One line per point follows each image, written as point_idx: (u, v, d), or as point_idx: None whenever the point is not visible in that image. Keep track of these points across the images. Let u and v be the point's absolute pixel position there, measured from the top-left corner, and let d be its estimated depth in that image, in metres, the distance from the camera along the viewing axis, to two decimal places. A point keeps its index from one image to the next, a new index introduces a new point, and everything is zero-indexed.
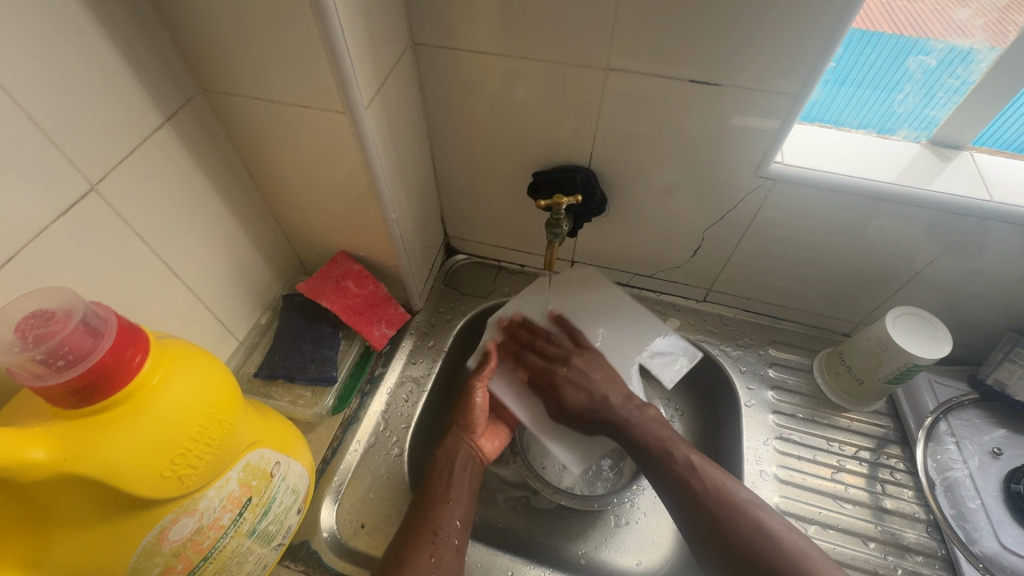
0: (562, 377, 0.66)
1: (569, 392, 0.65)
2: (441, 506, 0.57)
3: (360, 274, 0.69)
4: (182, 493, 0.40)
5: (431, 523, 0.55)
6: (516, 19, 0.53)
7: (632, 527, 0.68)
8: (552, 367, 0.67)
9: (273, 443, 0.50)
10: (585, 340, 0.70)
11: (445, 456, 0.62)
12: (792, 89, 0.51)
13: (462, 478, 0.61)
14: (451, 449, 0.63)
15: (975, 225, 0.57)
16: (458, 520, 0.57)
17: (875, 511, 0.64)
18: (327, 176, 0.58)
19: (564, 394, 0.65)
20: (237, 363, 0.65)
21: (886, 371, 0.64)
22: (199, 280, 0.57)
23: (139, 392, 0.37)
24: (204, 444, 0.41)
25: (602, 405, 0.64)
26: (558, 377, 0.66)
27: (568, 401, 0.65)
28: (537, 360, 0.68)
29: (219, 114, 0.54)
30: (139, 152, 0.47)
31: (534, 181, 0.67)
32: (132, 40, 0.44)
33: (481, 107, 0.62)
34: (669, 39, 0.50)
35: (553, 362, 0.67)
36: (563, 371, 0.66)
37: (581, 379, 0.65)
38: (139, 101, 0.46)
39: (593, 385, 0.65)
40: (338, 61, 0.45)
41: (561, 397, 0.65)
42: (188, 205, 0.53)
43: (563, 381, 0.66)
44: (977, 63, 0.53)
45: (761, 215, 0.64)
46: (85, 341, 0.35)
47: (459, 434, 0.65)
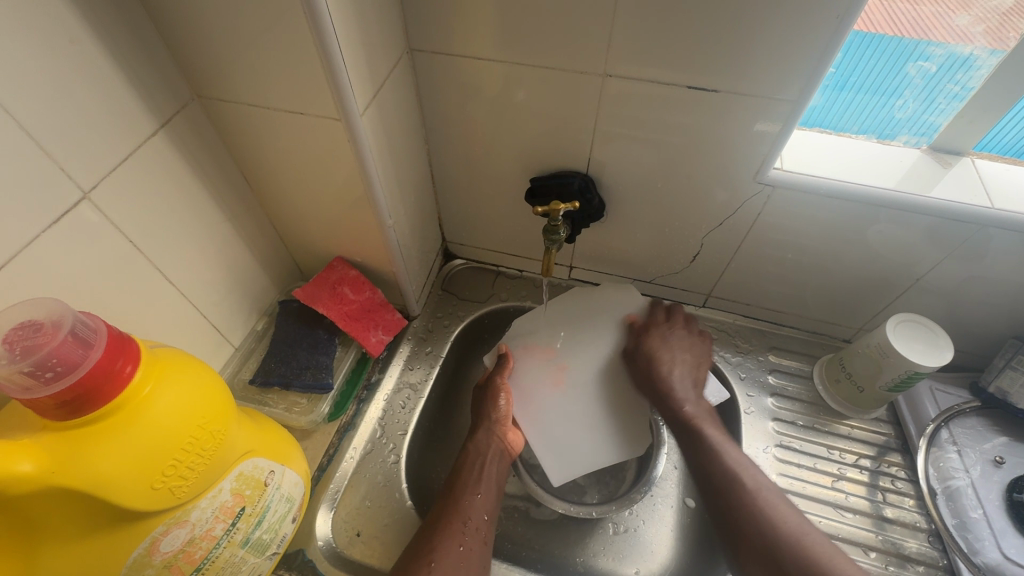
0: (659, 333, 0.67)
1: (653, 343, 0.66)
2: (472, 498, 0.57)
3: (356, 280, 0.68)
4: (173, 504, 0.40)
5: (461, 516, 0.55)
6: (512, 25, 0.52)
7: (630, 535, 0.68)
8: (659, 323, 0.68)
9: (267, 452, 0.49)
10: (700, 334, 0.69)
11: (476, 449, 0.62)
12: (791, 95, 0.51)
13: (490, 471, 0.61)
14: (482, 443, 0.63)
15: (976, 232, 0.56)
16: (486, 515, 0.57)
17: (875, 520, 0.64)
18: (323, 183, 0.58)
19: (641, 347, 0.66)
20: (233, 369, 0.65)
21: (887, 378, 0.63)
22: (194, 287, 0.57)
23: (130, 403, 0.36)
24: (196, 455, 0.40)
25: (665, 371, 0.64)
26: (655, 330, 0.67)
27: (647, 346, 0.66)
28: (659, 314, 0.69)
29: (214, 121, 0.54)
30: (133, 159, 0.47)
31: (532, 186, 0.67)
32: (126, 47, 0.44)
33: (477, 112, 0.62)
34: (668, 45, 0.50)
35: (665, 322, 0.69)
36: (664, 332, 0.67)
37: (671, 346, 0.66)
38: (132, 106, 0.46)
39: (677, 357, 0.65)
40: (333, 68, 0.45)
41: (643, 341, 0.67)
42: (184, 211, 0.53)
43: (658, 336, 0.67)
44: (978, 68, 0.52)
45: (761, 221, 0.64)
46: (74, 352, 0.34)
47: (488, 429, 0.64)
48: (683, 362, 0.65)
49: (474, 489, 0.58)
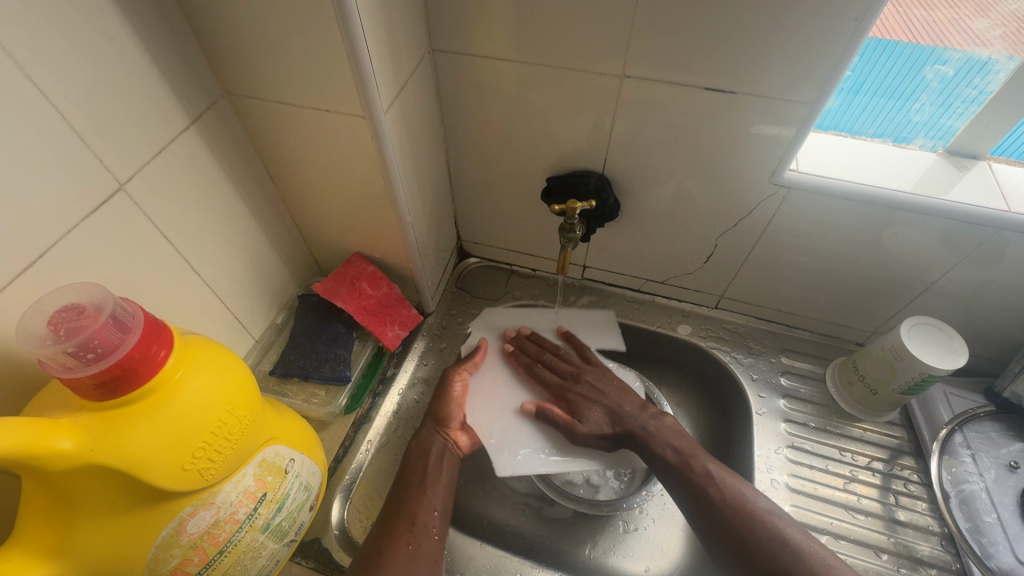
0: (573, 394, 0.67)
1: (589, 412, 0.66)
2: (421, 494, 0.58)
3: (374, 276, 0.70)
4: (201, 486, 0.41)
5: (407, 518, 0.55)
6: (532, 27, 0.54)
7: (640, 533, 0.68)
8: (566, 385, 0.68)
9: (289, 440, 0.51)
10: (593, 357, 0.72)
11: (419, 450, 0.62)
12: (808, 97, 0.52)
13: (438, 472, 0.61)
14: (426, 441, 0.63)
15: (992, 236, 0.56)
16: (437, 509, 0.57)
17: (888, 522, 0.64)
18: (344, 179, 0.59)
19: (583, 415, 0.66)
20: (254, 361, 0.67)
21: (901, 382, 0.63)
22: (218, 279, 0.58)
23: (163, 386, 0.38)
24: (224, 439, 0.41)
25: (621, 416, 0.65)
26: (571, 394, 0.67)
27: (589, 419, 0.65)
28: (550, 376, 0.69)
29: (241, 118, 0.55)
30: (166, 153, 0.48)
31: (548, 186, 0.68)
32: (162, 45, 0.46)
33: (497, 112, 0.63)
34: (687, 46, 0.51)
35: (564, 381, 0.69)
36: (577, 388, 0.68)
37: (596, 395, 0.67)
38: (166, 103, 0.47)
39: (611, 398, 0.67)
40: (360, 67, 0.46)
41: (577, 417, 0.66)
42: (211, 204, 0.55)
43: (575, 399, 0.67)
44: (996, 73, 0.52)
45: (775, 223, 0.64)
46: (114, 335, 0.36)
47: (433, 427, 0.64)
48: (621, 396, 0.67)
49: (422, 485, 0.59)
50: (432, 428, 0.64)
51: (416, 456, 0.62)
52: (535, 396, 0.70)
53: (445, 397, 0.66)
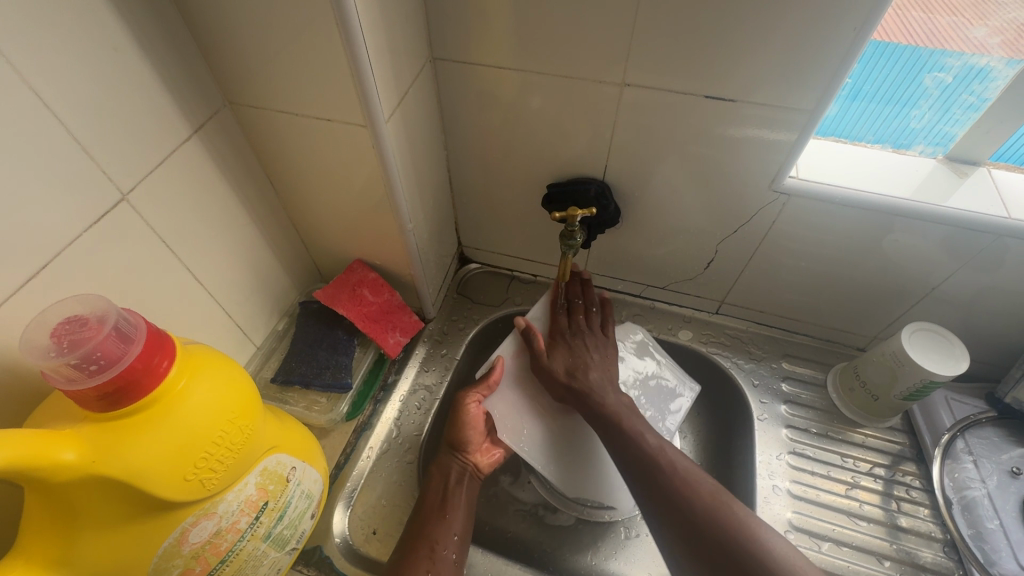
0: (565, 341, 0.66)
1: (553, 356, 0.65)
2: (443, 516, 0.59)
3: (375, 283, 0.70)
4: (203, 496, 0.41)
5: (429, 543, 0.56)
6: (533, 35, 0.54)
7: (642, 540, 0.68)
8: (564, 331, 0.67)
9: (290, 449, 0.51)
10: (611, 333, 0.69)
11: (439, 476, 0.63)
12: (807, 104, 0.52)
13: (456, 495, 0.62)
14: (445, 465, 0.64)
15: (992, 242, 0.56)
16: (456, 534, 0.58)
17: (890, 529, 0.64)
18: (345, 187, 0.59)
19: (549, 360, 0.64)
20: (254, 368, 0.66)
21: (903, 387, 0.63)
22: (219, 286, 0.58)
23: (165, 396, 0.38)
24: (226, 448, 0.42)
25: (582, 375, 0.62)
26: (564, 339, 0.66)
27: (553, 358, 0.64)
28: (561, 321, 0.68)
29: (243, 126, 0.56)
30: (168, 162, 0.48)
31: (548, 193, 0.68)
32: (163, 54, 0.46)
33: (497, 119, 0.63)
34: (688, 54, 0.51)
35: (568, 329, 0.67)
36: (569, 340, 0.66)
37: (580, 350, 0.65)
38: (169, 113, 0.47)
39: (590, 360, 0.64)
40: (361, 76, 0.47)
41: (548, 352, 0.65)
42: (212, 212, 0.55)
43: (564, 345, 0.66)
44: (995, 80, 0.53)
45: (775, 229, 0.64)
46: (116, 347, 0.36)
47: (450, 452, 0.65)
48: (598, 362, 0.64)
49: (441, 506, 0.60)
50: (450, 453, 0.65)
51: (436, 481, 0.62)
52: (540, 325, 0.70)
53: (459, 422, 0.65)
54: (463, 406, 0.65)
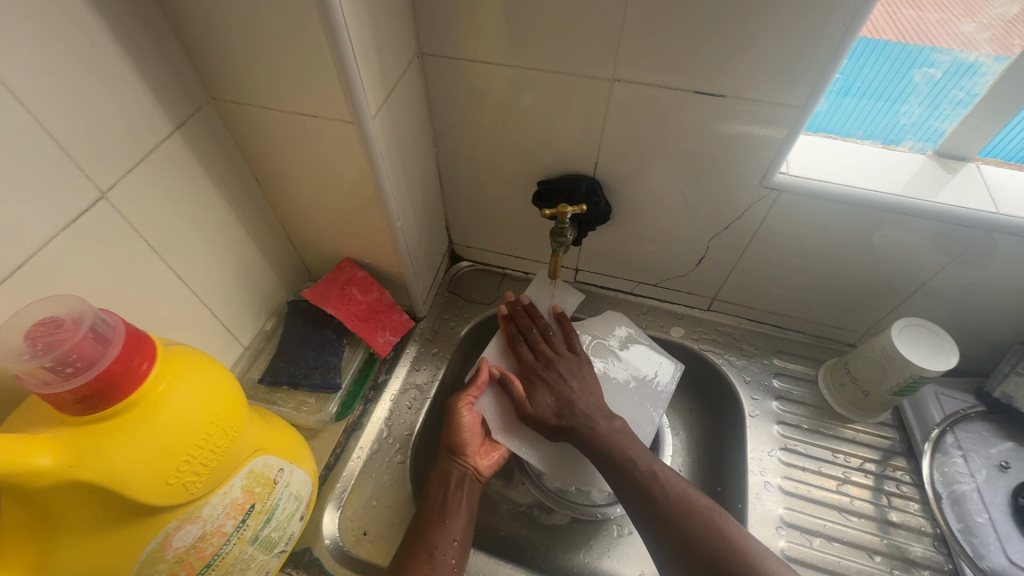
0: (540, 377, 0.65)
1: (539, 396, 0.64)
2: (440, 525, 0.58)
3: (365, 281, 0.69)
4: (186, 500, 0.40)
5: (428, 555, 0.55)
6: (522, 29, 0.53)
7: (635, 537, 0.67)
8: (535, 367, 0.66)
9: (277, 450, 0.50)
10: (578, 347, 0.68)
11: (438, 482, 0.62)
12: (797, 100, 0.52)
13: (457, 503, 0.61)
14: (445, 469, 0.63)
15: (981, 237, 0.56)
16: (456, 538, 0.57)
17: (880, 524, 0.64)
18: (333, 185, 0.59)
19: (536, 404, 0.63)
20: (242, 369, 0.65)
21: (893, 383, 0.64)
22: (205, 286, 0.57)
23: (145, 399, 0.37)
24: (209, 451, 0.41)
25: (569, 412, 0.62)
26: (537, 376, 0.65)
27: (538, 403, 0.63)
28: (527, 354, 0.67)
29: (227, 123, 0.55)
30: (149, 160, 0.47)
31: (539, 190, 0.68)
32: (142, 49, 0.45)
33: (487, 116, 0.63)
34: (679, 48, 0.51)
35: (536, 362, 0.66)
36: (544, 374, 0.65)
37: (557, 384, 0.64)
38: (149, 109, 0.46)
39: (568, 391, 0.63)
40: (346, 72, 0.46)
41: (530, 398, 0.64)
42: (196, 211, 0.54)
43: (540, 381, 0.65)
44: (983, 75, 0.53)
45: (766, 225, 0.64)
46: (93, 348, 0.35)
47: (450, 456, 0.64)
48: (574, 389, 0.63)
49: (441, 514, 0.59)
50: (449, 458, 0.64)
51: (435, 488, 0.62)
52: (507, 364, 0.69)
53: (456, 427, 0.64)
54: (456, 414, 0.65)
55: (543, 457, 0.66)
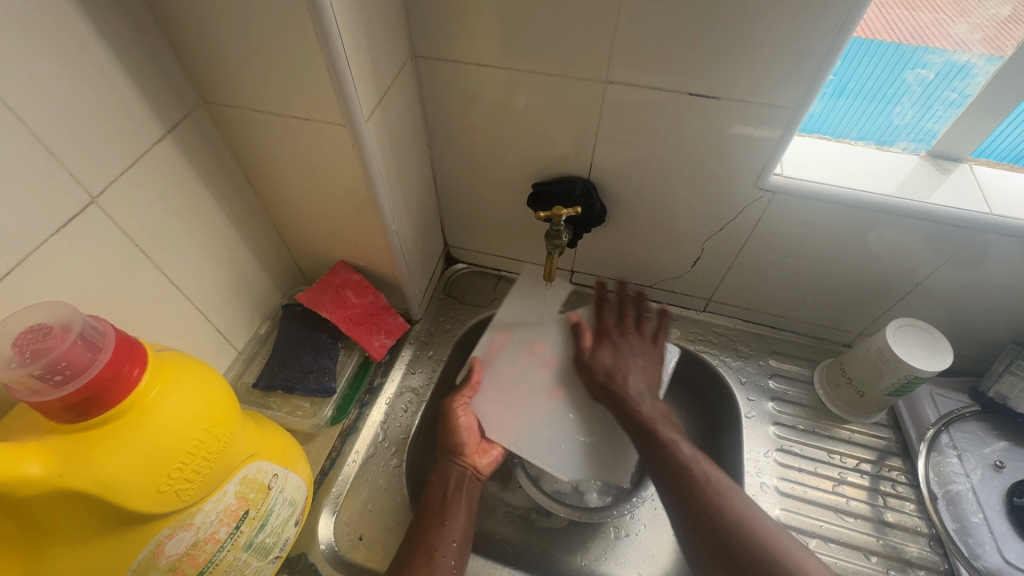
0: (611, 340, 0.68)
1: (603, 351, 0.67)
2: (439, 526, 0.58)
3: (360, 284, 0.69)
4: (178, 507, 0.40)
5: (427, 557, 0.55)
6: (515, 32, 0.53)
7: (631, 539, 0.68)
8: (610, 330, 0.69)
9: (271, 455, 0.50)
10: (662, 340, 0.69)
11: (438, 483, 0.62)
12: (791, 102, 0.52)
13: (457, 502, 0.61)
14: (444, 470, 0.63)
15: (975, 237, 0.57)
16: (456, 539, 0.58)
17: (876, 524, 0.64)
18: (326, 188, 0.58)
19: (597, 356, 0.67)
20: (235, 374, 0.65)
21: (887, 383, 0.64)
22: (197, 290, 0.57)
23: (136, 406, 0.37)
24: (202, 458, 0.40)
25: (620, 380, 0.64)
26: (609, 339, 0.68)
27: (597, 356, 0.67)
28: (608, 319, 0.69)
29: (219, 126, 0.54)
30: (140, 164, 0.47)
31: (534, 192, 0.67)
32: (132, 52, 0.44)
33: (481, 118, 0.63)
34: (672, 50, 0.50)
35: (613, 328, 0.69)
36: (615, 339, 0.68)
37: (624, 352, 0.66)
38: (140, 113, 0.46)
39: (631, 364, 0.66)
40: (338, 74, 0.45)
41: (594, 352, 0.67)
42: (188, 214, 0.53)
43: (609, 344, 0.68)
44: (975, 76, 0.53)
45: (761, 226, 0.64)
46: (83, 355, 0.35)
47: (448, 456, 0.64)
48: (632, 365, 0.66)
49: (440, 515, 0.59)
50: (449, 458, 0.64)
51: (435, 488, 0.62)
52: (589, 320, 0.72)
53: (452, 427, 0.65)
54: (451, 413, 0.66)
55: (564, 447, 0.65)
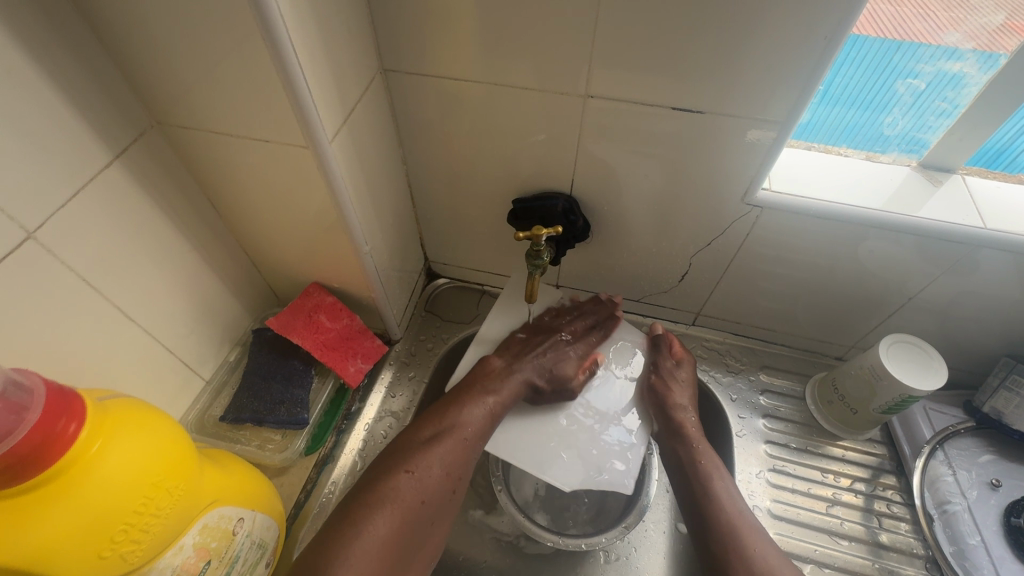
0: (686, 372, 0.68)
1: (683, 372, 0.68)
2: (477, 412, 0.61)
3: (334, 307, 0.66)
4: (127, 569, 0.37)
5: (470, 448, 0.59)
6: (488, 44, 0.50)
7: (622, 563, 0.66)
8: (682, 361, 0.68)
9: (235, 498, 0.46)
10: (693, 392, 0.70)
11: (509, 389, 0.64)
12: (778, 116, 0.49)
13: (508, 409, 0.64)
14: (518, 367, 0.65)
15: (969, 251, 0.55)
16: (483, 424, 0.61)
17: (872, 547, 0.62)
18: (294, 210, 0.55)
19: (675, 370, 0.67)
20: (203, 405, 0.62)
21: (881, 401, 0.62)
22: (158, 321, 0.54)
23: (73, 468, 0.34)
24: (151, 515, 0.38)
25: (683, 417, 0.64)
26: (683, 373, 0.67)
27: (672, 380, 0.66)
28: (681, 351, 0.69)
29: (175, 148, 0.51)
30: (85, 194, 0.44)
31: (514, 209, 0.65)
32: (73, 74, 0.41)
33: (456, 133, 0.60)
34: (654, 64, 0.48)
35: (687, 361, 0.69)
36: (685, 374, 0.68)
37: (684, 388, 0.66)
38: (83, 138, 0.43)
39: (688, 400, 0.66)
40: (297, 94, 0.43)
41: (673, 373, 0.67)
42: (144, 243, 0.50)
43: (684, 375, 0.67)
44: (968, 86, 0.51)
45: (750, 240, 0.62)
46: (5, 419, 0.31)
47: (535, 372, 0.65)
48: (690, 397, 0.66)
49: (481, 402, 0.62)
50: (527, 378, 0.65)
51: (509, 388, 0.64)
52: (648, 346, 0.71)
53: (556, 365, 0.66)
54: (569, 363, 0.67)
55: (582, 461, 0.63)
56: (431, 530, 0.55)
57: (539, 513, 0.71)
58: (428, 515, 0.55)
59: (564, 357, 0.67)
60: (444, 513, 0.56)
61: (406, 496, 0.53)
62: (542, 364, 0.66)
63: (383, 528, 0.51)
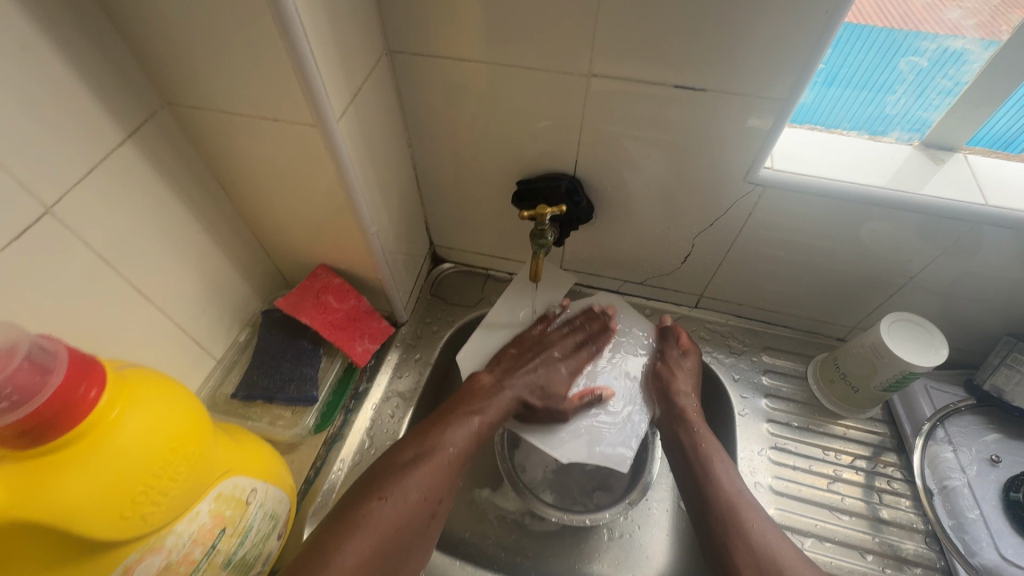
0: (690, 361, 0.69)
1: (689, 361, 0.69)
2: (456, 435, 0.60)
3: (341, 288, 0.67)
4: (146, 531, 0.38)
5: (453, 470, 0.58)
6: (493, 24, 0.51)
7: (625, 540, 0.67)
8: (688, 351, 0.70)
9: (249, 470, 0.48)
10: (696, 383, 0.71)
11: (497, 404, 0.64)
12: (780, 93, 0.50)
13: (495, 427, 0.64)
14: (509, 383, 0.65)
15: (970, 229, 0.55)
16: (463, 447, 0.60)
17: (872, 522, 0.63)
18: (302, 191, 0.56)
19: (680, 358, 0.69)
20: (214, 384, 0.63)
21: (882, 379, 0.62)
22: (170, 299, 0.55)
23: (96, 429, 0.35)
24: (169, 479, 0.39)
25: (685, 400, 0.65)
26: (688, 363, 0.69)
27: (676, 368, 0.68)
28: (686, 343, 0.70)
29: (185, 129, 0.52)
30: (99, 172, 0.45)
31: (519, 190, 0.66)
32: (86, 53, 0.42)
33: (461, 114, 0.61)
34: (657, 41, 0.48)
35: (691, 352, 0.70)
36: (690, 364, 0.69)
37: (688, 376, 0.68)
38: (96, 117, 0.44)
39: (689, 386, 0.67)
40: (305, 72, 0.43)
41: (676, 362, 0.68)
42: (156, 222, 0.52)
43: (688, 364, 0.69)
44: (970, 63, 0.51)
45: (752, 220, 0.63)
46: (32, 379, 0.33)
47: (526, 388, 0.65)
48: (692, 384, 0.67)
49: (461, 426, 0.61)
50: (517, 392, 0.65)
51: (496, 406, 0.64)
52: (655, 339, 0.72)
53: (548, 385, 0.65)
54: (563, 382, 0.66)
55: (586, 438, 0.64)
56: (407, 558, 0.53)
57: (544, 492, 0.72)
58: (405, 542, 0.53)
59: (557, 376, 0.66)
60: (422, 540, 0.54)
61: (380, 522, 0.52)
62: (533, 379, 0.66)
63: (353, 551, 0.50)
